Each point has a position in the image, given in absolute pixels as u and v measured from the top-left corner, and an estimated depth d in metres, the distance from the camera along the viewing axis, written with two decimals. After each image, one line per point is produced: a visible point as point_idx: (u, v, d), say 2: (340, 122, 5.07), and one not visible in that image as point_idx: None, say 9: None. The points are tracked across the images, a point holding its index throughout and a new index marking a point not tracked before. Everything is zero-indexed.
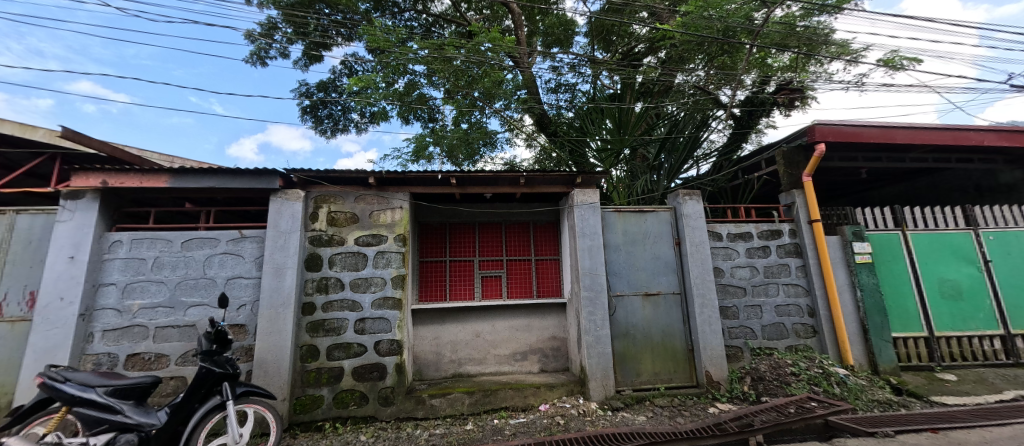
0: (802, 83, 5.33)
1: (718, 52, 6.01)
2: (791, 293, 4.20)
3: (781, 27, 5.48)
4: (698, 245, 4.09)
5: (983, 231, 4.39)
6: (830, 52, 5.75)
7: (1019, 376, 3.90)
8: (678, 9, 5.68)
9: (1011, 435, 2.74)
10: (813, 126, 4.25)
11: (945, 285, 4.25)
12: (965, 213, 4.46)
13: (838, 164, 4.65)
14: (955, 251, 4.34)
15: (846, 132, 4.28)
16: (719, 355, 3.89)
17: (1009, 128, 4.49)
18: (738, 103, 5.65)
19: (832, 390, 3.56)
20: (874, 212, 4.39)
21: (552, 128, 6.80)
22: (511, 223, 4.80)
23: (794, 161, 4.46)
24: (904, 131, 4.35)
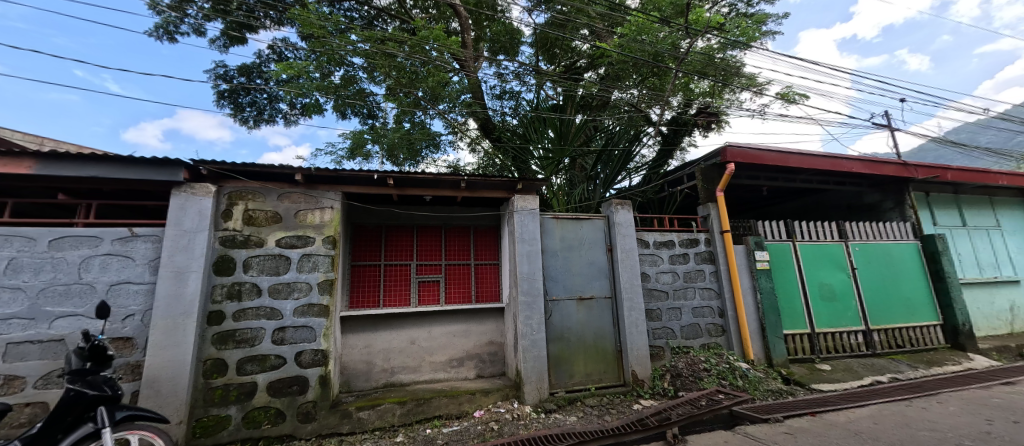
0: (718, 108, 6.00)
1: (650, 74, 6.53)
2: (706, 296, 4.65)
3: (702, 57, 6.10)
4: (628, 251, 4.38)
5: (851, 244, 5.25)
6: (741, 83, 6.53)
7: (875, 364, 4.70)
8: (616, 30, 6.10)
9: (868, 414, 3.28)
10: (725, 148, 4.78)
11: (824, 288, 5.00)
12: (838, 229, 5.29)
13: (745, 182, 5.27)
14: (831, 260, 5.13)
15: (750, 155, 4.88)
16: (644, 355, 4.17)
17: (870, 159, 5.43)
18: (665, 122, 6.15)
19: (736, 382, 3.99)
20: (771, 224, 5.02)
21: (495, 133, 6.89)
22: (451, 227, 4.74)
23: (711, 177, 4.95)
24: (794, 157, 5.06)
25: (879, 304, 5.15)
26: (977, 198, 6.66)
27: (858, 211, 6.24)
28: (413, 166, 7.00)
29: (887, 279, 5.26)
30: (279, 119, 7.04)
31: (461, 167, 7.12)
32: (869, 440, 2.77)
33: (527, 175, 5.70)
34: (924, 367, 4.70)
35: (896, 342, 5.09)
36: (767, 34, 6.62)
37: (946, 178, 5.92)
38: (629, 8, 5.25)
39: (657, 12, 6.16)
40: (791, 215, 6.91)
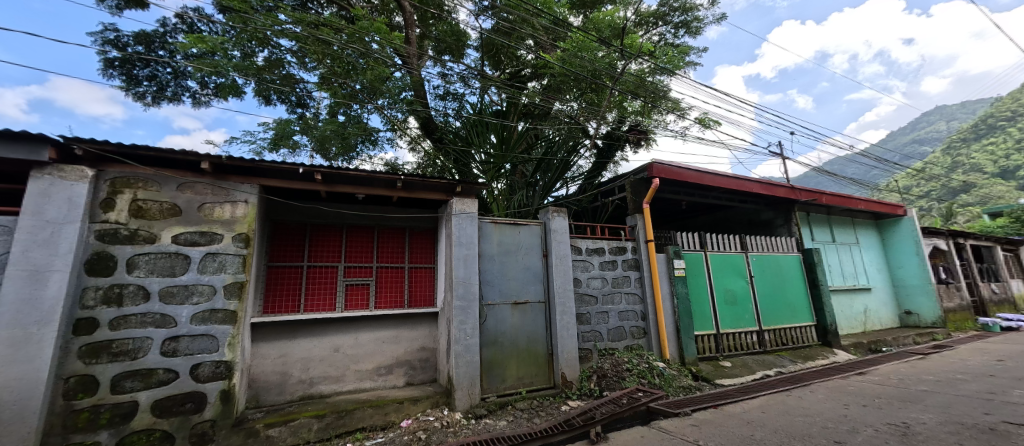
0: (647, 127, 6.48)
1: (588, 89, 6.91)
2: (630, 301, 4.99)
3: (635, 79, 6.60)
4: (562, 257, 4.54)
5: (749, 254, 5.99)
6: (667, 106, 7.16)
7: (766, 360, 5.39)
8: (559, 44, 6.36)
9: (759, 405, 3.75)
10: (651, 164, 5.19)
11: (728, 294, 5.64)
12: (739, 241, 6.01)
13: (667, 196, 5.76)
14: (734, 269, 5.80)
15: (672, 171, 5.34)
16: (573, 357, 4.34)
17: (766, 181, 6.25)
18: (601, 136, 6.40)
19: (654, 380, 4.32)
20: (688, 236, 5.54)
21: (437, 134, 6.75)
22: (384, 228, 4.53)
23: (638, 190, 5.34)
24: (709, 176, 5.64)
25: (770, 307, 5.94)
26: (843, 219, 8.00)
27: (756, 226, 7.14)
28: (346, 162, 6.58)
29: (776, 286, 6.09)
30: (186, 99, 6.19)
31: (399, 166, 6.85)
32: (758, 427, 3.14)
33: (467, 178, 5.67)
34: (802, 362, 5.50)
35: (782, 341, 5.89)
36: (688, 64, 7.37)
37: (820, 202, 7.04)
38: (572, 26, 5.53)
39: (596, 32, 6.56)
40: (703, 228, 7.70)
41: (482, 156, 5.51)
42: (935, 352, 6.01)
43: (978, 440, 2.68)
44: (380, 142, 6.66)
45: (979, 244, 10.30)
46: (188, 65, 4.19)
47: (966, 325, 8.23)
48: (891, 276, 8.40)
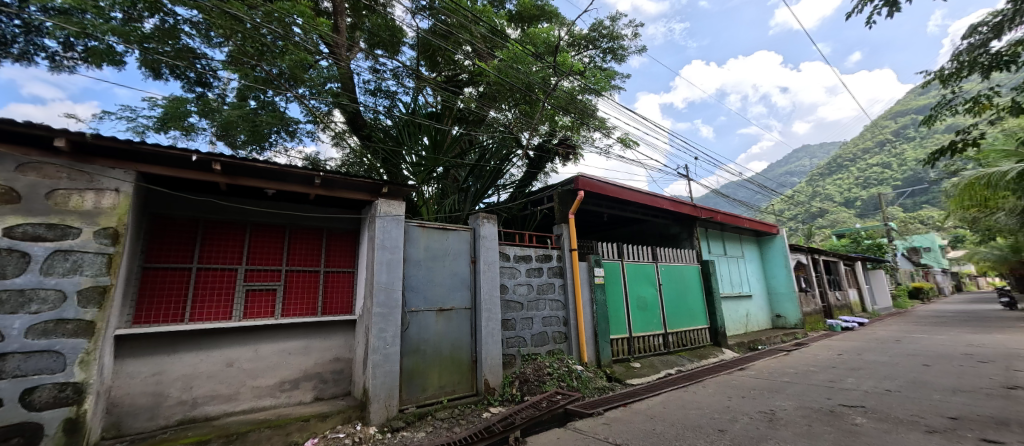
0: (576, 142, 6.86)
1: (523, 100, 7.15)
2: (554, 307, 5.17)
3: (566, 95, 6.95)
4: (490, 264, 4.55)
5: (658, 264, 6.61)
6: (593, 123, 7.63)
7: (668, 360, 5.97)
8: (497, 54, 6.47)
9: (662, 401, 4.12)
10: (577, 177, 5.48)
11: (639, 300, 6.15)
12: (650, 252, 6.61)
13: (590, 207, 6.13)
14: (645, 277, 6.35)
15: (596, 185, 5.69)
16: (496, 364, 4.35)
17: (675, 199, 6.96)
18: (533, 147, 6.57)
19: (572, 383, 4.51)
20: (608, 245, 5.95)
21: (365, 131, 6.39)
22: (298, 228, 4.13)
23: (565, 201, 5.60)
24: (628, 191, 6.10)
25: (674, 312, 6.60)
26: (733, 235, 9.23)
27: (666, 239, 7.90)
28: (257, 152, 5.89)
29: (679, 293, 6.80)
30: (40, 60, 5.05)
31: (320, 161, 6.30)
32: (659, 422, 3.46)
33: (397, 180, 5.40)
34: (698, 360, 6.19)
35: (682, 342, 6.57)
36: (612, 88, 7.98)
37: (714, 220, 8.04)
38: (509, 38, 5.66)
39: (532, 47, 6.89)
40: (620, 240, 8.34)
41: (414, 157, 5.32)
42: (795, 349, 7.18)
43: (822, 421, 3.25)
44: (299, 133, 6.08)
45: (827, 259, 12.61)
46: (49, 20, 3.43)
47: (818, 325, 9.99)
48: (766, 285, 9.89)
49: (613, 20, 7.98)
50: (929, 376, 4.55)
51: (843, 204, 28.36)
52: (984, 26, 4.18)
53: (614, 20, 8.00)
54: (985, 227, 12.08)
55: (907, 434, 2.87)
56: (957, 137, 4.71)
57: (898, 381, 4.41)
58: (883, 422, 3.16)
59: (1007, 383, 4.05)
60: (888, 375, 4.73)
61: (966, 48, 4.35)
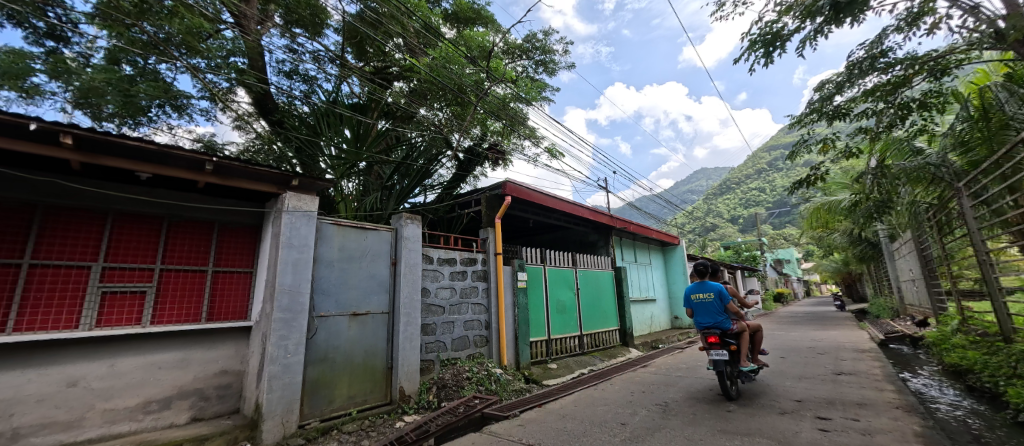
0: (505, 148, 6.97)
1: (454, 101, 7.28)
2: (476, 311, 5.15)
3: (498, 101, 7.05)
4: (411, 266, 4.38)
5: (577, 270, 6.98)
6: (521, 131, 7.83)
7: (582, 360, 6.32)
8: (430, 52, 6.31)
9: (574, 399, 4.34)
10: (505, 182, 5.54)
11: (558, 304, 6.43)
12: (570, 258, 6.96)
13: (515, 212, 6.26)
14: (564, 282, 6.65)
15: (523, 192, 5.80)
16: (413, 370, 4.18)
17: (595, 209, 7.40)
18: (462, 149, 6.53)
19: (490, 387, 4.51)
20: (531, 250, 6.13)
21: (277, 116, 5.76)
22: (181, 220, 3.54)
23: (492, 205, 5.64)
24: (552, 199, 6.31)
25: (589, 315, 7.02)
26: (642, 244, 10.14)
27: (584, 246, 8.37)
28: (131, 128, 4.94)
29: (595, 297, 7.25)
30: None
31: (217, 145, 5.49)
32: (569, 420, 3.63)
33: (313, 175, 4.97)
34: (608, 360, 6.64)
35: (595, 343, 7.01)
36: (541, 99, 8.29)
37: (627, 230, 8.75)
38: (442, 37, 5.56)
39: (466, 49, 6.95)
40: (544, 245, 8.63)
41: (331, 152, 4.88)
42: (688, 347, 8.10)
43: (704, 409, 3.72)
44: (194, 111, 5.25)
45: (716, 268, 14.48)
46: None
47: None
48: (668, 290, 11.02)
49: (546, 34, 8.30)
50: (786, 366, 5.47)
51: (726, 220, 32.96)
52: (829, 84, 5.20)
53: (546, 35, 8.32)
54: (828, 244, 14.91)
55: (766, 416, 3.42)
56: (810, 171, 5.78)
57: (763, 371, 5.24)
58: (749, 407, 3.72)
59: (836, 370, 5.05)
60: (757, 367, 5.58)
61: (817, 99, 5.34)
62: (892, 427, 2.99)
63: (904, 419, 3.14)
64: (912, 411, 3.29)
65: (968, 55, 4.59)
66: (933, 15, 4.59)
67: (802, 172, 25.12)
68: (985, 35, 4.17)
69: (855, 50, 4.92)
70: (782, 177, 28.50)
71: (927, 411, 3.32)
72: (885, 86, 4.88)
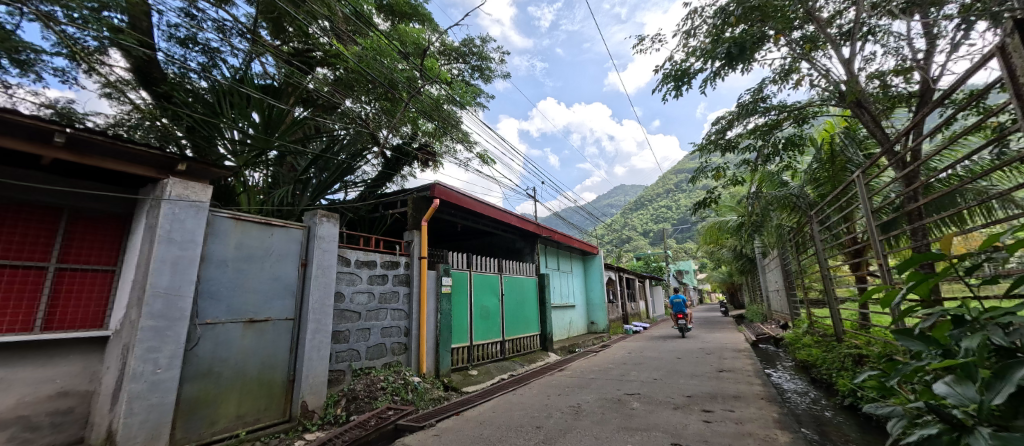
0: (436, 150, 6.83)
1: (384, 96, 7.12)
2: (396, 317, 4.91)
3: (431, 101, 6.92)
4: (324, 268, 4.03)
5: (503, 275, 7.06)
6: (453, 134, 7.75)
7: (503, 366, 6.36)
8: (360, 42, 5.99)
9: (492, 406, 4.33)
10: (434, 184, 5.43)
11: (483, 310, 6.42)
12: (496, 264, 7.00)
13: (443, 216, 6.15)
14: (490, 288, 6.67)
15: (453, 196, 5.72)
16: (320, 383, 3.83)
17: (523, 217, 7.56)
18: (390, 147, 6.30)
19: (406, 397, 4.31)
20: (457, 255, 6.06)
21: (165, 88, 4.98)
22: (12, 205, 2.90)
23: (419, 207, 5.46)
24: (482, 205, 6.31)
25: (512, 321, 7.10)
26: (565, 252, 10.59)
27: (511, 253, 8.51)
28: None
29: (518, 303, 7.36)
30: None
31: (78, 115, 4.55)
32: (486, 426, 3.61)
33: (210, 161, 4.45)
34: (528, 364, 6.77)
35: (516, 348, 7.11)
36: (475, 104, 8.31)
37: (552, 239, 9.05)
38: (375, 28, 5.31)
39: (399, 43, 6.71)
40: (472, 250, 8.69)
41: (229, 135, 4.37)
42: (601, 350, 8.60)
43: (611, 408, 3.96)
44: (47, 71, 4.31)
45: (628, 276, 15.65)
46: None
47: (617, 330, 12.24)
48: (586, 297, 11.64)
49: (484, 41, 8.35)
50: (681, 366, 6.09)
51: (638, 233, 35.93)
52: (723, 119, 5.97)
53: (484, 41, 8.37)
54: (719, 257, 17.01)
55: (662, 412, 3.75)
56: (707, 194, 6.55)
57: (662, 371, 5.76)
58: (649, 404, 4.05)
59: (719, 368, 5.74)
60: (659, 367, 6.12)
61: (713, 131, 6.10)
62: (757, 415, 3.46)
63: (767, 408, 3.66)
64: (773, 401, 3.85)
65: (822, 108, 5.57)
66: (799, 73, 5.50)
67: (701, 194, 28.39)
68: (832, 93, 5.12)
69: (741, 94, 5.73)
70: (685, 197, 31.91)
71: (783, 400, 3.91)
72: (763, 126, 5.75)
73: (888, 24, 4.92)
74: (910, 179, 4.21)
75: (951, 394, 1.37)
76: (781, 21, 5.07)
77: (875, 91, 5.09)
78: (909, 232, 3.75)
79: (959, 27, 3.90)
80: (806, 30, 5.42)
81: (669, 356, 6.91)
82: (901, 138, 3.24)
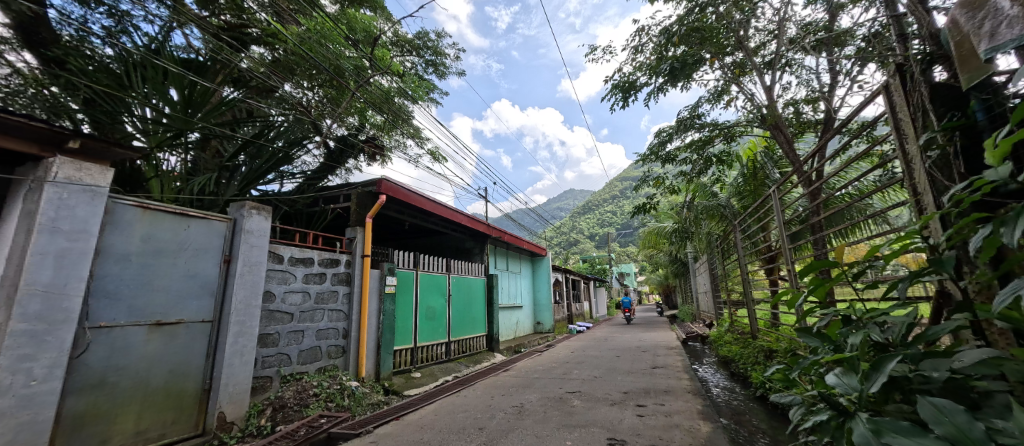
0: (383, 143, 6.61)
1: (328, 82, 6.74)
2: (333, 318, 4.67)
3: (380, 93, 6.66)
4: (251, 265, 3.72)
5: (451, 276, 6.96)
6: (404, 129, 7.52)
7: (448, 367, 6.27)
8: (302, 23, 5.64)
9: (435, 409, 4.23)
10: (381, 180, 5.21)
11: (428, 310, 6.28)
12: (444, 263, 6.88)
13: (390, 213, 5.93)
14: (437, 288, 6.55)
15: (401, 192, 5.53)
16: (241, 391, 3.53)
17: (473, 216, 7.49)
18: (334, 137, 6.01)
19: (342, 403, 4.08)
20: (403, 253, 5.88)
21: (58, 51, 4.34)
22: None
23: (364, 203, 5.23)
24: (431, 203, 6.17)
25: (459, 322, 7.02)
26: (515, 253, 10.68)
27: (460, 253, 8.41)
28: None
29: (465, 304, 7.30)
30: None
31: None
32: (427, 430, 3.52)
33: (113, 140, 4.00)
34: (473, 366, 6.72)
35: (462, 349, 7.04)
36: (427, 99, 8.13)
37: (502, 240, 9.09)
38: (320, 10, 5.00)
39: (348, 29, 6.39)
40: (420, 249, 8.47)
41: (139, 113, 3.90)
42: (546, 350, 8.77)
43: (552, 407, 4.03)
44: None
45: (573, 278, 16.13)
46: None
47: (562, 330, 12.56)
48: (534, 298, 11.81)
49: (439, 36, 8.20)
50: (620, 364, 6.37)
51: (585, 237, 37.21)
52: (664, 131, 6.38)
53: (439, 37, 8.21)
54: (657, 261, 18.09)
55: (600, 408, 3.89)
56: (648, 201, 6.89)
57: (602, 369, 6.00)
58: (588, 401, 4.19)
59: (653, 364, 6.09)
60: (599, 365, 6.37)
61: (655, 143, 6.51)
62: (684, 408, 3.70)
63: (692, 400, 3.94)
64: (698, 394, 4.15)
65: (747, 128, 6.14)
66: (729, 94, 6.00)
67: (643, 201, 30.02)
68: (756, 115, 5.63)
69: (680, 110, 6.15)
70: (629, 203, 33.56)
71: (707, 393, 4.23)
72: (698, 141, 6.24)
73: (802, 58, 5.52)
74: (816, 195, 4.75)
75: (838, 384, 1.51)
76: (715, 45, 5.51)
77: (790, 117, 5.72)
78: (814, 242, 4.23)
79: (856, 66, 4.47)
80: (736, 56, 5.95)
81: (609, 355, 7.22)
82: (808, 160, 3.65)
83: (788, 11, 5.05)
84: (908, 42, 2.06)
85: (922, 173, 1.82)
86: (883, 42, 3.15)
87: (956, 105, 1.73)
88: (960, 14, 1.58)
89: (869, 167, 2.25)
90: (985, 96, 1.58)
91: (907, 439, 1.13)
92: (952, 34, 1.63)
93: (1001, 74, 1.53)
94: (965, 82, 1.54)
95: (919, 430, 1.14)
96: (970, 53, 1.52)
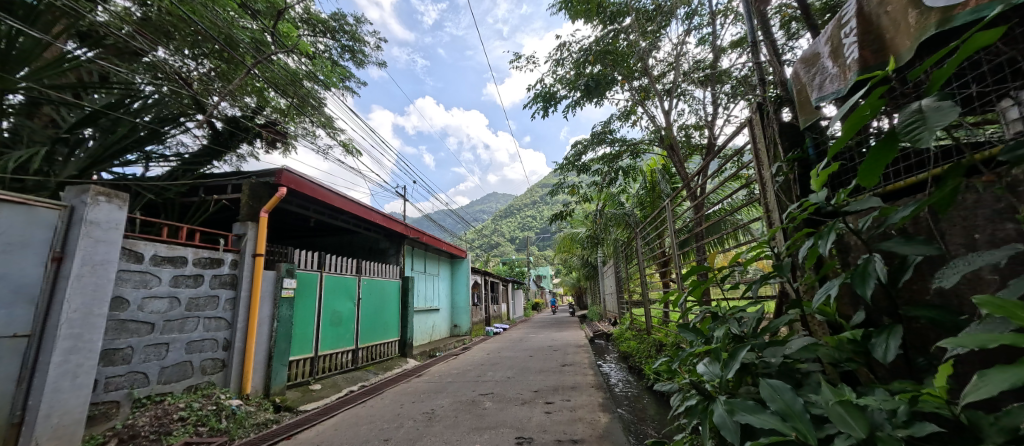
0: (285, 129, 6.10)
1: (216, 53, 5.95)
2: (211, 327, 4.09)
3: (286, 73, 6.04)
4: (94, 265, 3.08)
5: (361, 278, 6.54)
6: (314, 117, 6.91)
7: (353, 376, 5.86)
8: None
9: (332, 424, 3.89)
10: (281, 170, 4.71)
11: (334, 315, 5.82)
12: (354, 264, 6.44)
13: (292, 207, 5.39)
14: (345, 291, 6.11)
15: (304, 185, 5.04)
16: (72, 422, 2.89)
17: (389, 215, 7.12)
18: (220, 117, 5.44)
19: (217, 425, 3.54)
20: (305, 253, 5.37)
21: None
22: None
23: (258, 195, 4.67)
24: (341, 198, 5.71)
25: (368, 327, 6.61)
26: (433, 255, 10.44)
27: (374, 253, 7.94)
28: None
29: (377, 308, 6.90)
30: None
31: None
32: None
33: None
34: (382, 373, 6.37)
35: (370, 356, 6.64)
36: (342, 86, 7.59)
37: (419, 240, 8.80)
38: None
39: None
40: (327, 249, 7.91)
41: None
42: (461, 352, 8.70)
43: (463, 410, 3.98)
44: None
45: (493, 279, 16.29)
46: None
47: (479, 332, 12.59)
48: (452, 300, 11.66)
49: (359, 22, 7.71)
50: (532, 363, 6.55)
51: (506, 239, 37.87)
52: (579, 144, 6.79)
53: (359, 22, 7.71)
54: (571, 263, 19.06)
55: (510, 408, 3.95)
56: (564, 208, 7.21)
57: (514, 369, 6.11)
58: (500, 402, 4.22)
59: (562, 363, 6.37)
60: (512, 365, 6.47)
61: (570, 154, 6.92)
62: (587, 402, 3.94)
63: (595, 394, 4.20)
64: (601, 389, 4.44)
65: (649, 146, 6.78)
66: (635, 115, 6.56)
67: None
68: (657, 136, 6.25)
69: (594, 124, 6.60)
70: (548, 208, 34.90)
71: (609, 387, 4.53)
72: (609, 154, 6.77)
73: (693, 90, 6.27)
74: (699, 208, 5.42)
75: (706, 371, 1.70)
76: (625, 68, 6.00)
77: (683, 140, 6.47)
78: (697, 251, 4.80)
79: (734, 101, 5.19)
80: (642, 81, 6.54)
81: (523, 356, 7.38)
82: (696, 179, 4.14)
83: (684, 47, 5.68)
84: (767, 86, 2.43)
85: (772, 195, 2.16)
86: (752, 82, 3.71)
87: (796, 141, 2.09)
88: (801, 67, 1.87)
89: (738, 188, 2.60)
90: (815, 136, 1.96)
91: (752, 415, 1.29)
92: (795, 83, 1.92)
93: (825, 119, 1.88)
94: (804, 123, 1.88)
95: (759, 407, 1.32)
96: (807, 99, 1.83)
